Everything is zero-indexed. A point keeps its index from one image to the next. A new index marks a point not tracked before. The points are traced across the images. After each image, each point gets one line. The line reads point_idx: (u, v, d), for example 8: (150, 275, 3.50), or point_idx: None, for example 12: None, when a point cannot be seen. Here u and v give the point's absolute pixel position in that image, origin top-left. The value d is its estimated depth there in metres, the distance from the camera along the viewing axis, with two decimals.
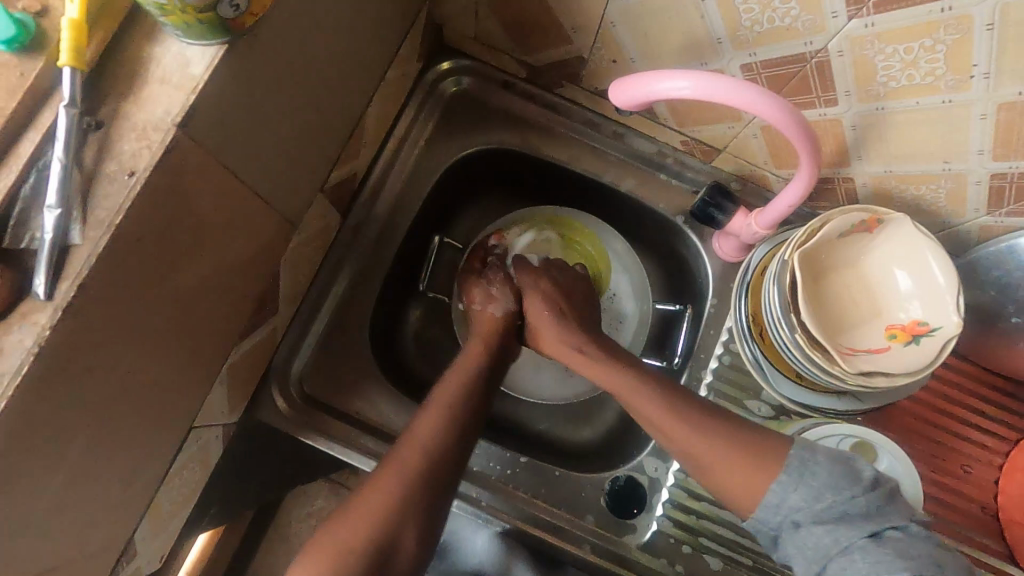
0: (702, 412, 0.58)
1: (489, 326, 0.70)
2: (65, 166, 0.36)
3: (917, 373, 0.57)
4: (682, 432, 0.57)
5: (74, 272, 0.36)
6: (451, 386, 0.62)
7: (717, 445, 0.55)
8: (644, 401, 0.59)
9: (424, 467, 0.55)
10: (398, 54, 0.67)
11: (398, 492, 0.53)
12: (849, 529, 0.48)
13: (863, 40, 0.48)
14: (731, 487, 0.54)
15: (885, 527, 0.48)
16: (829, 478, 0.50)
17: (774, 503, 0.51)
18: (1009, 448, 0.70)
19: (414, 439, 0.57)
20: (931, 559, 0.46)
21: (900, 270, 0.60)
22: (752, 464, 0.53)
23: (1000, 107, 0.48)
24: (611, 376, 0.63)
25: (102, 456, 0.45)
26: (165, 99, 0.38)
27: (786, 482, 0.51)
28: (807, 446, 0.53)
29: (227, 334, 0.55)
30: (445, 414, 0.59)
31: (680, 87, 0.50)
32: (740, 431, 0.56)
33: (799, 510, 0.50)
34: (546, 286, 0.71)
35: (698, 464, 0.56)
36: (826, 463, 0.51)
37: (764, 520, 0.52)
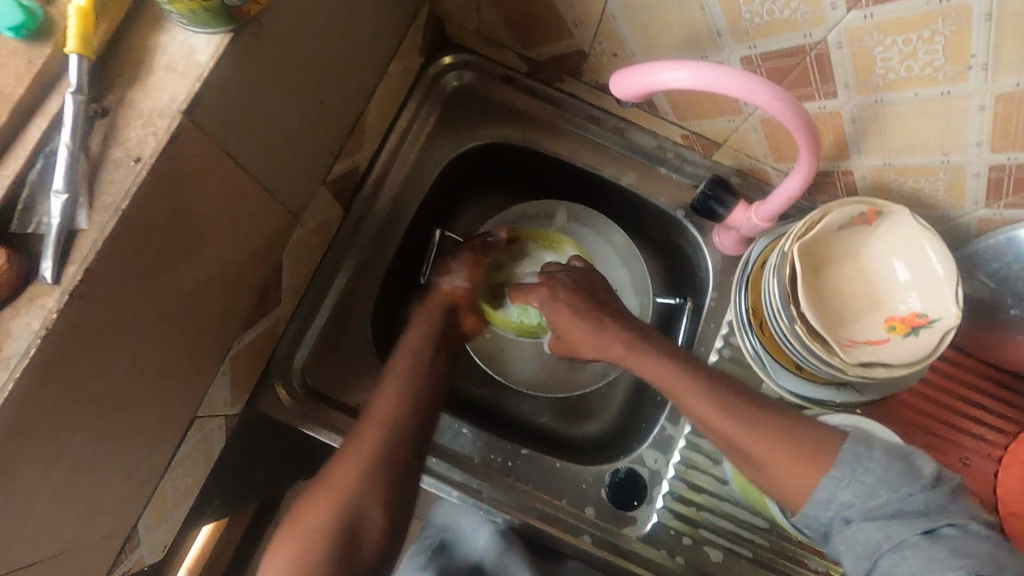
0: (749, 403, 0.58)
1: (443, 300, 0.73)
2: (72, 152, 0.36)
3: (916, 363, 0.58)
4: (727, 426, 0.57)
5: (80, 256, 0.36)
6: (404, 366, 0.66)
7: (759, 440, 0.55)
8: (691, 393, 0.59)
9: (382, 448, 0.60)
10: (400, 48, 0.67)
11: (360, 473, 0.59)
12: (901, 525, 0.49)
13: (862, 32, 0.49)
14: (783, 483, 0.54)
15: (942, 524, 0.49)
16: (884, 475, 0.51)
17: (826, 499, 0.52)
18: (1007, 441, 0.71)
19: (372, 420, 0.62)
20: (991, 558, 0.46)
21: (899, 263, 0.60)
22: (804, 458, 0.53)
23: (998, 98, 0.49)
24: (653, 372, 0.62)
25: (106, 442, 0.45)
26: (171, 87, 0.38)
27: (838, 477, 0.52)
28: (863, 440, 0.53)
29: (230, 325, 0.56)
30: (399, 396, 0.63)
31: (681, 78, 0.50)
32: (795, 424, 0.56)
33: (851, 506, 0.51)
34: (564, 296, 0.66)
35: (741, 454, 0.57)
36: (883, 458, 0.51)
37: (815, 516, 0.53)
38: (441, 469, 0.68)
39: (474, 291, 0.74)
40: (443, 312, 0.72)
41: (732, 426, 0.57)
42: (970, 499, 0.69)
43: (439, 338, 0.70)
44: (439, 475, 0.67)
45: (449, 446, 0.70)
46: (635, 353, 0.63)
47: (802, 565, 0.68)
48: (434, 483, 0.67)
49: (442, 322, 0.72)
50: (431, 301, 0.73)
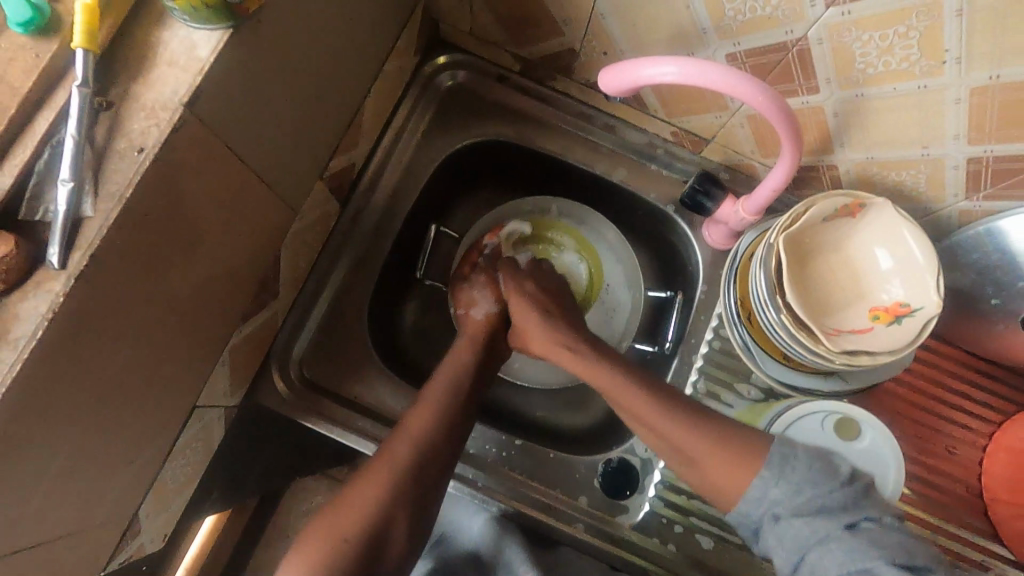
0: (676, 402, 0.60)
1: (474, 328, 0.71)
2: (77, 142, 0.37)
3: (900, 350, 0.59)
4: (652, 416, 0.59)
5: (86, 242, 0.38)
6: (439, 387, 0.64)
7: (694, 439, 0.57)
8: (623, 391, 0.62)
9: (412, 464, 0.58)
10: (395, 47, 0.69)
11: (390, 487, 0.57)
12: (825, 521, 0.49)
13: (841, 28, 0.50)
14: (719, 482, 0.55)
15: (861, 518, 0.49)
16: (808, 473, 0.51)
17: (757, 496, 0.52)
18: (992, 430, 0.72)
19: (406, 437, 0.60)
20: (905, 547, 0.47)
21: (883, 253, 0.61)
22: (733, 459, 0.55)
23: (972, 92, 0.50)
24: (593, 370, 0.65)
25: (109, 426, 0.47)
26: (173, 80, 0.40)
27: (768, 477, 0.52)
28: (787, 443, 0.54)
29: (229, 316, 0.57)
30: (435, 413, 0.62)
31: (666, 73, 0.52)
32: (717, 425, 0.58)
33: (780, 503, 0.51)
34: (530, 290, 0.72)
35: (678, 454, 0.59)
36: (805, 458, 0.52)
37: (747, 514, 0.53)
38: None
39: (507, 313, 0.73)
40: (484, 339, 0.70)
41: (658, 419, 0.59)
42: (956, 487, 0.71)
43: (478, 362, 0.68)
44: None
45: None
46: (579, 354, 0.67)
47: None
48: None
49: (483, 351, 0.70)
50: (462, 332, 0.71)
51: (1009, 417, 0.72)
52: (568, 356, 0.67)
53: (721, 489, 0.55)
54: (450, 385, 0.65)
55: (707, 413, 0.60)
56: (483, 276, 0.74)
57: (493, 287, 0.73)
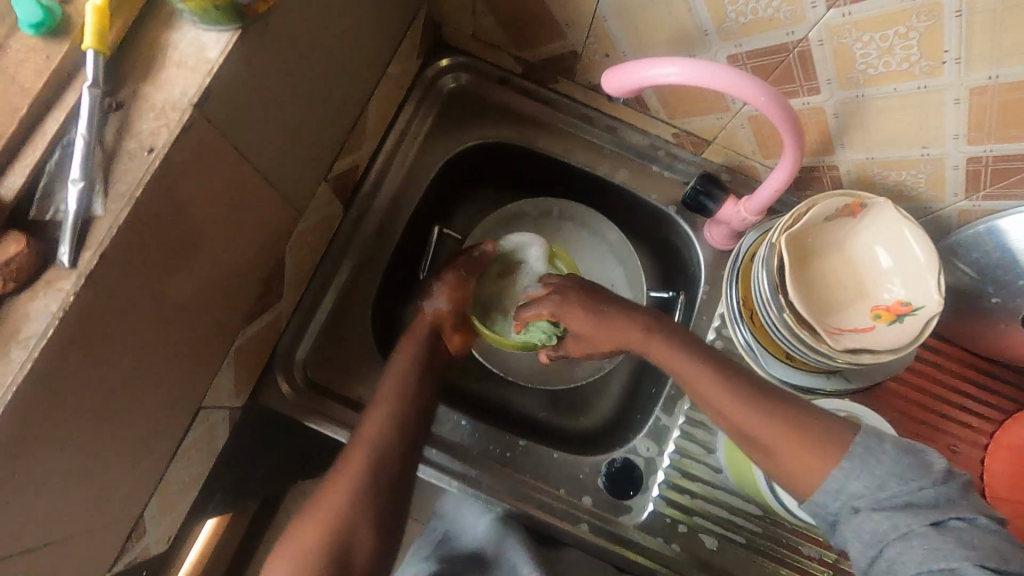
0: (766, 395, 0.56)
1: (421, 327, 0.72)
2: (88, 142, 0.38)
3: (902, 348, 0.60)
4: (731, 404, 0.56)
5: (96, 242, 0.38)
6: (391, 391, 0.64)
7: (767, 423, 0.54)
8: (703, 380, 0.58)
9: (370, 470, 0.58)
10: (398, 50, 0.69)
11: (348, 497, 0.56)
12: (910, 516, 0.48)
13: (842, 29, 0.51)
14: (792, 470, 0.53)
15: (950, 517, 0.47)
16: (894, 467, 0.49)
17: (836, 488, 0.51)
18: (993, 428, 0.72)
19: (362, 445, 0.60)
20: (998, 551, 0.46)
21: (885, 253, 0.62)
22: (812, 451, 0.52)
23: (971, 92, 0.51)
24: (671, 360, 0.61)
25: (116, 426, 0.47)
26: (182, 81, 0.40)
27: (849, 469, 0.50)
28: (875, 434, 0.52)
29: (234, 316, 0.57)
30: (387, 420, 0.62)
31: (668, 73, 0.52)
32: (807, 415, 0.55)
33: (861, 496, 0.50)
34: (575, 300, 0.67)
35: (752, 442, 0.56)
36: (895, 452, 0.50)
37: (823, 505, 0.52)
38: (439, 459, 0.69)
39: (456, 315, 0.73)
40: (422, 341, 0.70)
41: (740, 410, 0.56)
42: None
43: (422, 363, 0.68)
44: (438, 466, 0.69)
45: (447, 437, 0.71)
46: (653, 341, 0.63)
47: (796, 551, 0.69)
48: (433, 473, 0.69)
49: (422, 351, 0.70)
50: (413, 328, 0.72)
51: (1009, 415, 0.72)
52: (641, 344, 0.64)
53: (799, 477, 0.53)
54: (400, 389, 0.65)
55: (800, 405, 0.56)
56: (452, 272, 0.74)
57: (454, 288, 0.73)
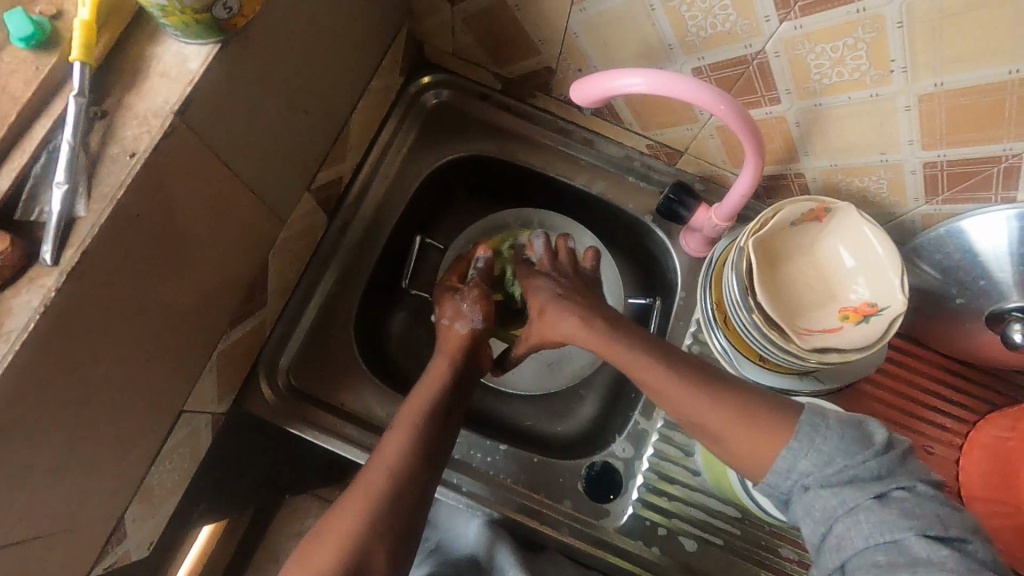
0: (714, 384, 0.58)
1: (453, 344, 0.72)
2: (73, 147, 0.40)
3: (869, 347, 0.61)
4: (679, 396, 0.58)
5: (78, 241, 0.40)
6: (413, 412, 0.65)
7: (709, 411, 0.56)
8: (642, 365, 0.61)
9: (384, 478, 0.59)
10: (380, 66, 0.72)
11: (370, 515, 0.57)
12: (856, 491, 0.48)
13: (795, 41, 0.54)
14: (745, 453, 0.54)
15: (893, 487, 0.48)
16: (839, 442, 0.49)
17: (786, 468, 0.51)
18: (968, 429, 0.74)
19: (381, 464, 0.61)
20: (939, 517, 0.46)
21: (850, 254, 0.64)
22: (761, 434, 0.53)
23: (920, 98, 0.53)
24: (618, 355, 0.63)
25: (95, 426, 0.47)
26: (165, 90, 0.42)
27: (797, 448, 0.51)
28: (817, 412, 0.52)
29: (218, 321, 0.59)
30: (410, 440, 0.62)
31: (633, 84, 0.55)
32: (756, 401, 0.56)
33: (810, 474, 0.50)
34: (544, 283, 0.71)
35: (702, 427, 0.57)
36: (837, 427, 0.50)
37: (776, 485, 0.52)
38: None
39: (487, 331, 0.74)
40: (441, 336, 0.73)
41: (690, 400, 0.57)
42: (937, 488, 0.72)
43: (452, 382, 0.68)
44: None
45: None
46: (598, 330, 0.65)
47: (775, 552, 0.69)
48: None
49: (458, 368, 0.70)
50: (445, 347, 0.72)
51: (982, 415, 0.74)
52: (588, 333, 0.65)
53: (751, 462, 0.54)
54: (419, 406, 0.65)
55: (745, 388, 0.58)
56: (474, 290, 0.74)
57: (481, 305, 0.74)
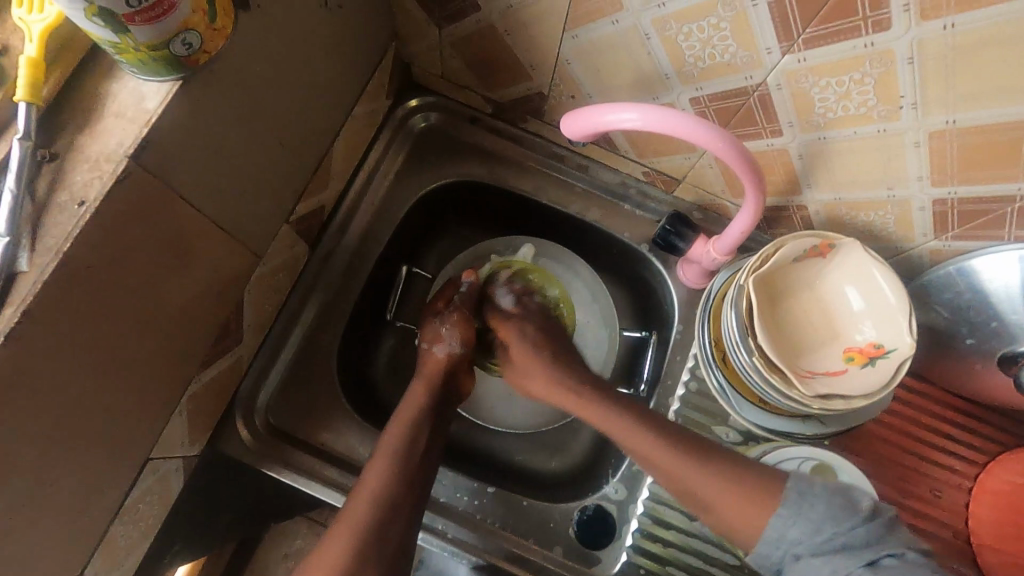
0: (703, 449, 0.59)
1: (432, 369, 0.70)
2: (16, 197, 0.37)
3: (875, 393, 0.58)
4: (676, 467, 0.58)
5: (18, 298, 0.37)
6: (393, 441, 0.63)
7: (707, 479, 0.57)
8: (638, 439, 0.61)
9: (374, 519, 0.57)
10: (364, 92, 0.69)
11: (354, 548, 0.55)
12: (848, 559, 0.48)
13: (797, 74, 0.51)
14: (736, 521, 0.54)
15: (883, 555, 0.48)
16: (828, 510, 0.51)
17: (775, 537, 0.52)
18: (978, 471, 0.70)
19: (363, 495, 0.58)
20: None
21: (854, 293, 0.61)
22: (750, 500, 0.54)
23: (931, 135, 0.50)
24: (600, 418, 0.65)
25: (45, 487, 0.44)
26: (119, 132, 0.40)
27: (786, 516, 0.52)
28: (804, 478, 0.54)
29: (187, 364, 0.55)
30: (390, 474, 0.60)
31: (626, 118, 0.52)
32: (742, 467, 0.57)
33: (800, 543, 0.51)
34: (531, 333, 0.74)
35: (692, 496, 0.58)
36: (825, 494, 0.52)
37: (767, 555, 0.53)
38: None
39: (466, 356, 0.73)
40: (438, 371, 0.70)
41: (691, 472, 0.58)
42: (943, 533, 0.69)
43: (432, 406, 0.67)
44: None
45: None
46: (584, 399, 0.67)
47: None
48: None
49: (439, 392, 0.69)
50: (423, 371, 0.70)
51: (993, 457, 0.71)
52: (575, 401, 0.68)
53: (736, 529, 0.55)
54: (408, 440, 0.63)
55: (737, 459, 0.58)
56: (454, 313, 0.74)
57: (461, 328, 0.73)
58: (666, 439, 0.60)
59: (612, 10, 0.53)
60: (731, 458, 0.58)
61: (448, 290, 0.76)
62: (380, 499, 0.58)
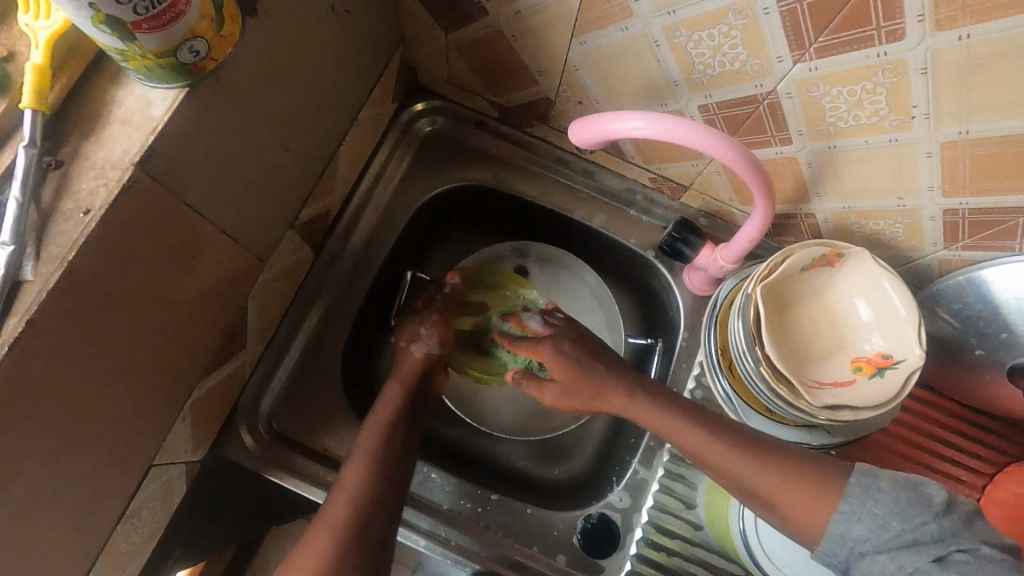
0: (758, 444, 0.56)
1: (409, 365, 0.71)
2: (21, 204, 0.37)
3: (883, 404, 0.57)
4: (732, 463, 0.55)
5: (22, 307, 0.37)
6: (369, 439, 0.62)
7: (762, 475, 0.54)
8: (693, 438, 0.58)
9: (354, 517, 0.56)
10: (370, 96, 0.69)
11: (332, 550, 0.54)
12: (914, 555, 0.44)
13: (808, 83, 0.51)
14: (792, 517, 0.51)
15: (955, 550, 0.43)
16: (893, 503, 0.46)
17: (840, 533, 0.48)
18: (985, 482, 0.69)
19: (342, 495, 0.58)
20: None
21: (862, 303, 0.61)
22: (810, 495, 0.50)
23: (943, 146, 0.50)
24: (649, 420, 0.62)
25: (48, 495, 0.44)
26: (125, 139, 0.39)
27: (848, 511, 0.48)
28: (869, 472, 0.49)
29: (192, 369, 0.55)
30: (368, 472, 0.59)
31: (634, 127, 0.52)
32: (794, 459, 0.54)
33: (866, 540, 0.46)
34: (569, 348, 0.67)
35: (750, 494, 0.55)
36: (890, 488, 0.47)
37: (831, 553, 0.49)
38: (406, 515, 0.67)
39: (442, 357, 0.73)
40: (416, 371, 0.70)
41: (746, 469, 0.55)
42: None
43: (406, 405, 0.67)
44: (404, 522, 0.66)
45: (417, 492, 0.69)
46: (633, 399, 0.63)
47: None
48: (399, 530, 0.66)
49: (415, 390, 0.69)
50: (400, 368, 0.70)
51: (1000, 468, 0.69)
52: (623, 402, 0.64)
53: (804, 527, 0.51)
54: (384, 437, 0.63)
55: (789, 452, 0.55)
56: (434, 313, 0.75)
57: (440, 330, 0.74)
58: (715, 435, 0.57)
59: (622, 17, 0.53)
60: (773, 451, 0.55)
61: (430, 292, 0.77)
62: (359, 498, 0.57)
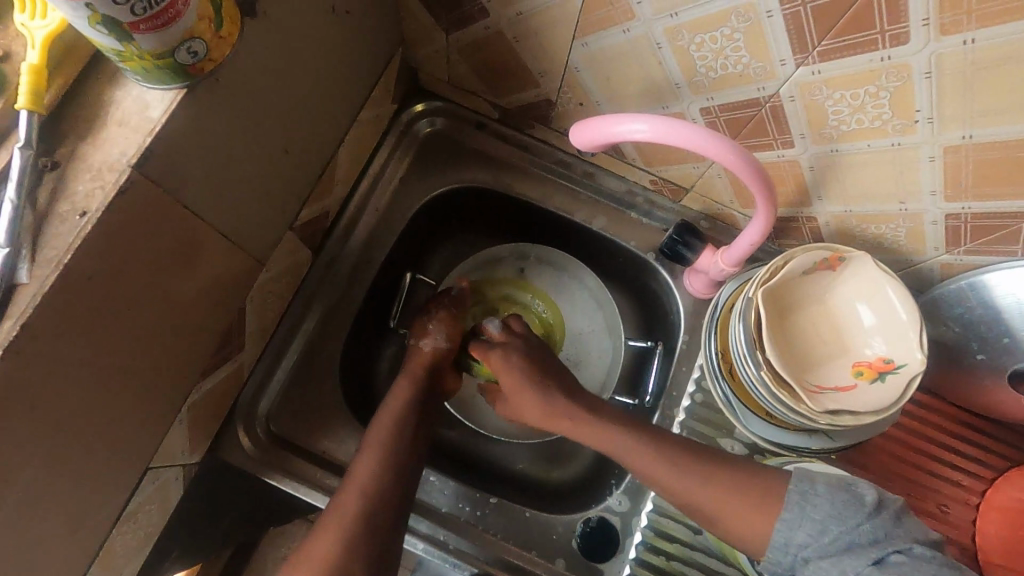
0: (695, 456, 0.59)
1: (417, 362, 0.70)
2: (16, 206, 0.37)
3: (884, 410, 0.57)
4: (670, 478, 0.58)
5: (17, 311, 0.36)
6: (380, 433, 0.62)
7: (709, 488, 0.56)
8: (635, 452, 0.60)
9: (364, 512, 0.56)
10: (370, 96, 0.68)
11: (345, 544, 0.54)
12: (855, 558, 0.48)
13: (811, 86, 0.50)
14: (742, 531, 0.54)
15: (889, 552, 0.48)
16: (831, 508, 0.50)
17: (783, 540, 0.52)
18: (985, 487, 0.70)
19: (353, 489, 0.57)
20: None
21: (863, 307, 0.61)
22: (754, 504, 0.54)
23: (946, 150, 0.49)
24: (597, 438, 0.64)
25: (44, 500, 0.43)
26: (122, 141, 0.39)
27: (790, 519, 0.52)
28: (806, 477, 0.54)
29: (190, 372, 0.55)
30: (379, 467, 0.59)
31: (636, 130, 0.52)
32: (736, 472, 0.57)
33: (808, 546, 0.50)
34: (516, 361, 0.70)
35: (695, 508, 0.57)
36: (826, 492, 0.51)
37: (777, 561, 0.53)
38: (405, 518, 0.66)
39: (451, 353, 0.72)
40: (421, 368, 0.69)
41: (687, 483, 0.57)
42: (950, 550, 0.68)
43: (417, 399, 0.67)
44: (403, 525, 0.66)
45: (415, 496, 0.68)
46: (580, 419, 0.65)
47: None
48: None
49: (424, 386, 0.68)
50: (408, 368, 0.70)
51: (1000, 473, 0.70)
52: (570, 423, 0.66)
53: (745, 536, 0.54)
54: (395, 432, 0.62)
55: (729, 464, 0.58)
56: (443, 310, 0.74)
57: (448, 326, 0.73)
58: (657, 449, 0.60)
59: (624, 19, 0.52)
60: (718, 463, 0.58)
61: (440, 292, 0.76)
62: (370, 492, 0.57)
